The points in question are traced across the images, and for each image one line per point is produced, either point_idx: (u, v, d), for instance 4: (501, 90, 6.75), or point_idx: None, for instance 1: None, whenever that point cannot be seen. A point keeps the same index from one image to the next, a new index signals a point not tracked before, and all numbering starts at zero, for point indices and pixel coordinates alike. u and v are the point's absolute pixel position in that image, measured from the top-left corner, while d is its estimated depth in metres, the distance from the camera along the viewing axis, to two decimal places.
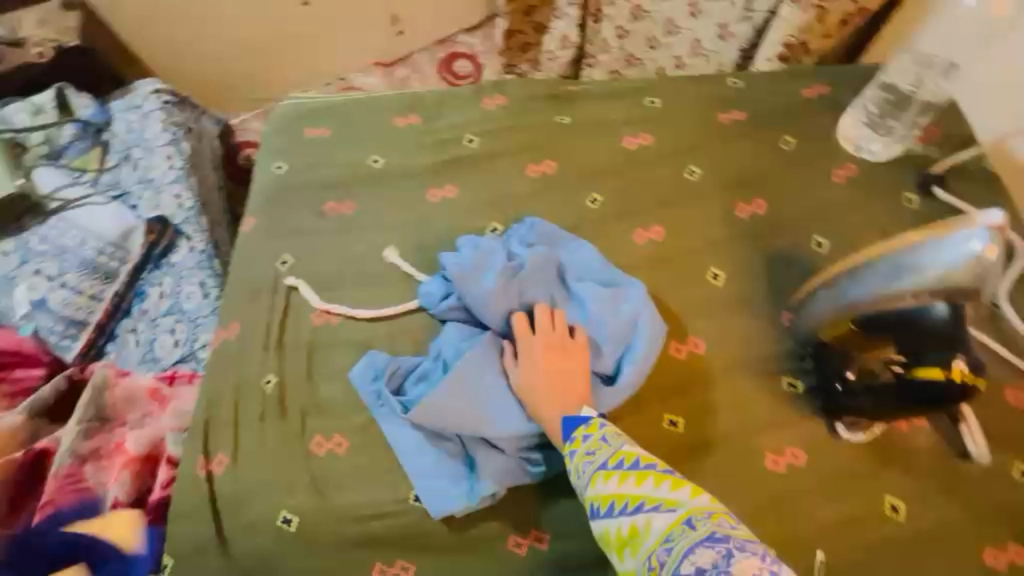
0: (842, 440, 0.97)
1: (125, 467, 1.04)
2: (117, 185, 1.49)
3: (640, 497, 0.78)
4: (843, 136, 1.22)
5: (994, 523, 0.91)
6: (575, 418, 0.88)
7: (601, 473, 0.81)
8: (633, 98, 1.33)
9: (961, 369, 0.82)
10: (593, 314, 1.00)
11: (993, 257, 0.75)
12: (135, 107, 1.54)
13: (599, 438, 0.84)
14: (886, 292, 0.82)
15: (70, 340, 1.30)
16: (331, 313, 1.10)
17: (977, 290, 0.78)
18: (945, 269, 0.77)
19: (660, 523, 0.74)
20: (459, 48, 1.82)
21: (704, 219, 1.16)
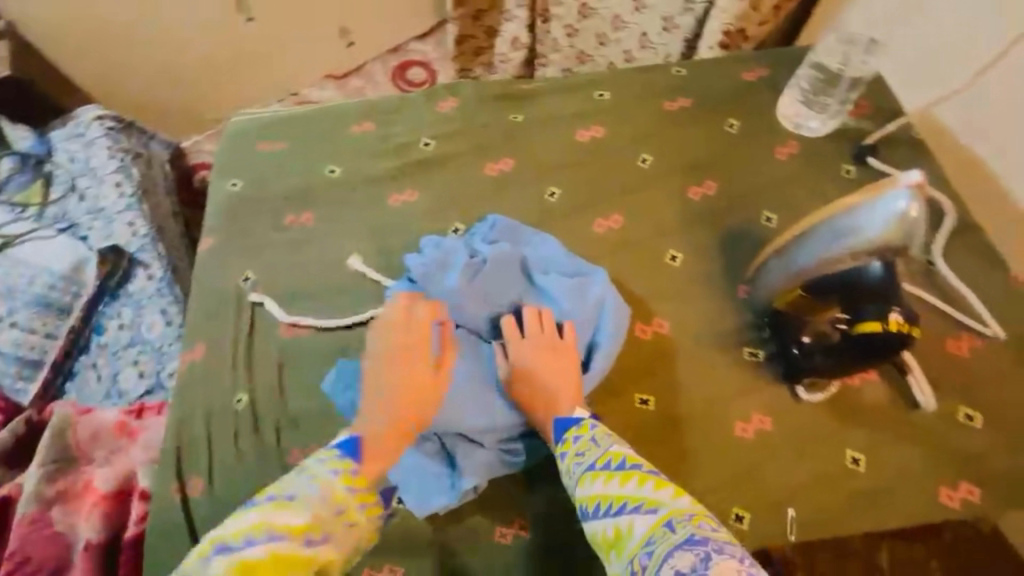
0: (813, 404, 0.78)
1: (96, 505, 0.89)
2: (65, 217, 1.33)
3: (624, 497, 0.63)
4: (782, 114, 1.01)
5: (950, 464, 0.74)
6: (568, 419, 0.72)
7: (588, 474, 0.66)
8: (583, 92, 1.05)
9: (896, 321, 0.67)
10: (572, 305, 0.81)
11: (915, 214, 0.64)
12: (77, 136, 1.38)
13: (589, 439, 0.69)
14: (828, 258, 0.68)
15: (25, 383, 1.18)
16: (299, 326, 0.87)
17: (906, 246, 0.66)
18: (876, 230, 0.66)
19: (643, 524, 0.60)
20: (413, 56, 1.79)
21: (664, 202, 0.94)
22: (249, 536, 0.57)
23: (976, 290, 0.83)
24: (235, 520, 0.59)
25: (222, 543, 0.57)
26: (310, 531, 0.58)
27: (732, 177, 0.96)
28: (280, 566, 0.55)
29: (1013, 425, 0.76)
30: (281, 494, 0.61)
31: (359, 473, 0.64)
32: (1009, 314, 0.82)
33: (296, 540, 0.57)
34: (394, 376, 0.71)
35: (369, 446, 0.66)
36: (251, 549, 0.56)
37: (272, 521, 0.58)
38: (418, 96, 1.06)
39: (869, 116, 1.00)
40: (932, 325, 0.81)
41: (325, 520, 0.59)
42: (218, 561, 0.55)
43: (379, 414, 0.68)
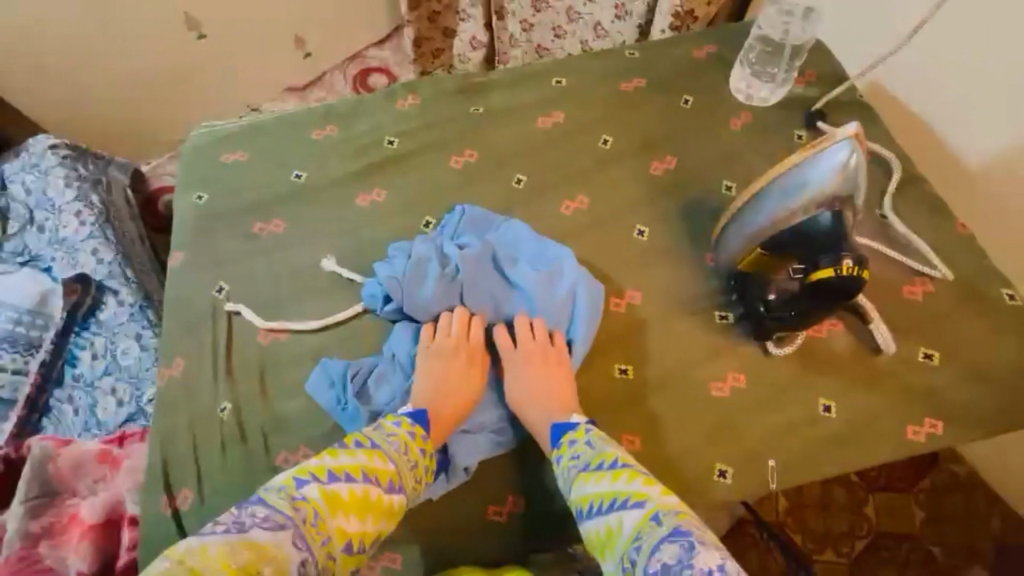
0: (782, 356, 0.81)
1: (83, 537, 0.88)
2: (25, 250, 1.33)
3: (614, 494, 0.68)
4: (735, 86, 1.04)
5: (914, 403, 0.79)
6: (565, 423, 0.76)
7: (583, 475, 0.71)
8: (539, 80, 1.07)
9: (848, 265, 0.68)
10: (550, 304, 0.84)
11: (856, 164, 0.69)
12: (32, 166, 1.35)
13: (584, 442, 0.73)
14: (782, 215, 0.73)
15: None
16: (279, 330, 0.87)
17: (851, 195, 0.71)
18: (823, 183, 0.70)
19: (632, 519, 0.65)
20: (372, 63, 1.71)
21: (627, 180, 0.96)
22: (345, 473, 0.68)
23: (925, 237, 0.88)
24: (332, 457, 0.70)
25: (319, 472, 0.68)
26: (393, 478, 0.70)
27: (690, 151, 0.99)
28: (365, 503, 0.67)
29: (968, 358, 0.81)
30: (370, 443, 0.72)
31: (428, 439, 0.76)
32: (958, 258, 0.86)
33: (381, 485, 0.69)
34: (439, 373, 0.80)
35: (436, 417, 0.78)
36: (348, 485, 0.68)
37: (365, 467, 0.69)
38: (379, 96, 1.07)
39: (817, 83, 1.03)
40: (886, 273, 0.85)
41: (405, 473, 0.72)
42: (315, 486, 0.66)
43: (433, 393, 0.79)
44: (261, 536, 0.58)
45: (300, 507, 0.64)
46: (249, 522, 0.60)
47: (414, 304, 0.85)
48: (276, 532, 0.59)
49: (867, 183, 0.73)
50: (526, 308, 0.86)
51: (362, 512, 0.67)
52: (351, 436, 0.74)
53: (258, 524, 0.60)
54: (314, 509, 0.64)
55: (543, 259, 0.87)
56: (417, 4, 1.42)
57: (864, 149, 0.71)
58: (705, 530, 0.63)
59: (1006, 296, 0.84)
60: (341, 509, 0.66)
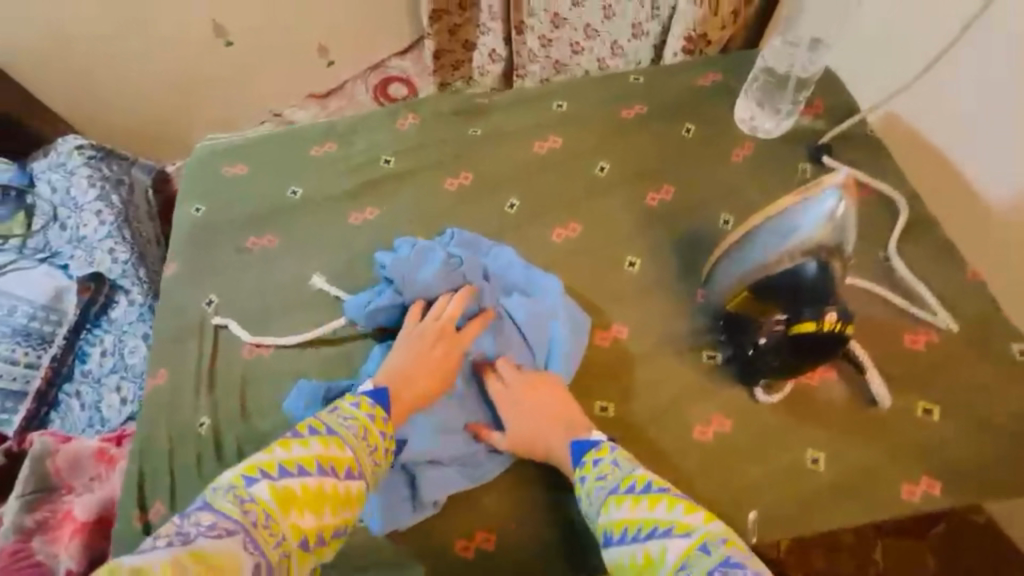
0: (770, 404, 0.78)
1: (76, 534, 0.89)
2: (46, 247, 1.35)
3: (653, 522, 0.63)
4: (739, 116, 1.01)
5: (908, 459, 0.74)
6: (586, 441, 0.73)
7: (613, 498, 0.67)
8: (539, 103, 1.06)
9: (831, 321, 0.67)
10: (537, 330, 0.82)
11: (843, 213, 0.68)
12: (59, 165, 1.40)
13: (610, 462, 0.70)
14: (765, 262, 0.71)
15: (8, 414, 1.19)
16: (264, 346, 0.87)
17: (839, 244, 0.69)
18: (809, 230, 0.69)
19: (677, 548, 0.61)
20: (392, 72, 1.68)
21: (620, 209, 0.95)
22: (298, 466, 0.64)
23: (930, 282, 0.84)
24: (283, 449, 0.65)
25: (270, 467, 0.63)
26: (350, 465, 0.67)
27: (688, 182, 0.96)
28: (321, 496, 0.63)
29: (972, 414, 0.76)
30: (325, 430, 0.68)
31: (388, 421, 0.73)
32: (964, 307, 0.82)
33: (338, 474, 0.65)
34: (419, 361, 0.77)
35: (398, 397, 0.75)
36: (301, 479, 0.63)
37: (320, 456, 0.65)
38: (379, 115, 1.07)
39: (824, 116, 1.00)
40: (885, 320, 0.82)
41: (363, 459, 0.68)
42: (267, 485, 0.61)
43: (404, 378, 0.76)
44: (206, 544, 0.52)
45: (249, 511, 0.58)
46: (194, 531, 0.54)
47: (413, 294, 0.84)
48: (228, 541, 0.54)
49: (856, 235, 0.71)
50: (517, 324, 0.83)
51: (318, 505, 0.63)
52: (304, 423, 0.69)
53: (203, 533, 0.54)
54: (265, 511, 0.59)
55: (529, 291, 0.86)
56: (438, 17, 1.45)
57: (854, 198, 0.70)
58: (753, 559, 0.59)
59: (1017, 350, 0.79)
60: (295, 507, 0.61)
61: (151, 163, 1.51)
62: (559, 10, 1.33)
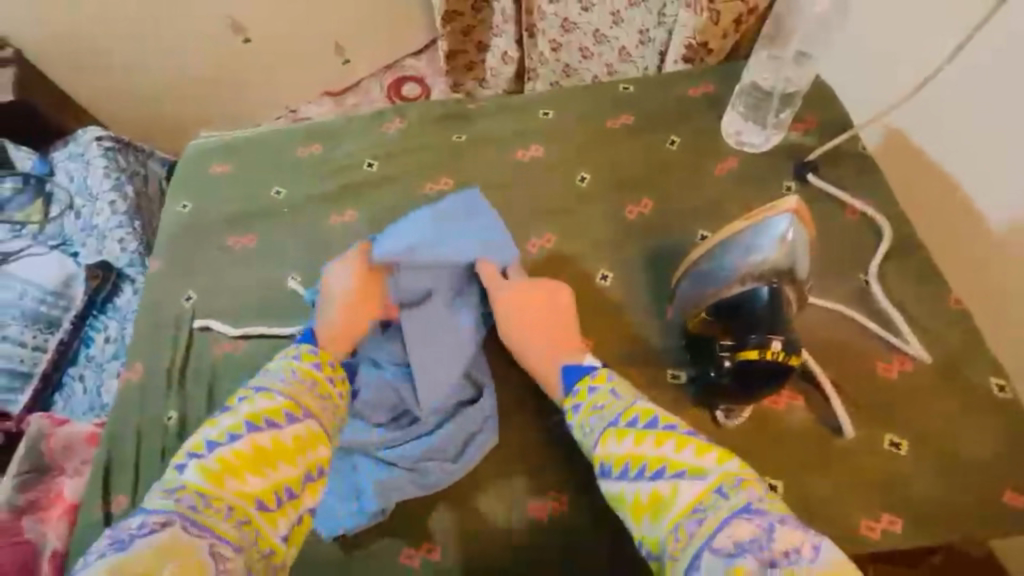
0: (731, 428, 0.76)
1: (64, 515, 0.93)
2: (62, 235, 1.38)
3: (661, 462, 0.63)
4: (727, 129, 0.99)
5: (868, 493, 0.72)
6: (581, 368, 0.77)
7: (615, 431, 0.68)
8: (526, 110, 1.05)
9: (775, 349, 0.65)
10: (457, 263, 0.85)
11: (797, 236, 0.68)
12: (77, 155, 1.42)
13: (607, 391, 0.72)
14: (715, 289, 0.70)
15: (14, 393, 1.21)
16: (233, 344, 0.89)
17: (791, 269, 0.69)
18: (761, 255, 0.68)
19: (690, 491, 0.60)
20: (407, 72, 1.71)
21: (598, 221, 0.93)
22: (227, 435, 0.63)
23: (910, 310, 0.81)
24: (210, 427, 0.64)
25: (197, 447, 0.62)
26: (291, 411, 0.68)
27: (670, 195, 0.94)
28: (263, 455, 0.63)
29: (941, 451, 0.73)
30: (253, 392, 0.69)
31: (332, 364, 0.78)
32: (943, 339, 0.79)
33: (278, 424, 0.66)
34: (348, 306, 0.81)
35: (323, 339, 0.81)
36: (231, 446, 0.62)
37: (251, 417, 0.65)
38: (367, 117, 1.08)
39: (815, 133, 0.97)
40: (858, 347, 0.79)
41: (301, 400, 0.70)
42: (198, 466, 0.60)
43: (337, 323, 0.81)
44: (148, 543, 0.51)
45: (183, 497, 0.57)
46: (128, 536, 0.52)
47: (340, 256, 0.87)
48: (169, 529, 0.52)
49: (810, 258, 0.71)
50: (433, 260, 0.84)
51: (266, 463, 0.63)
52: (234, 397, 0.69)
53: (138, 534, 0.52)
54: (201, 492, 0.58)
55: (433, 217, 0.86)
56: (451, 18, 1.45)
57: (806, 221, 0.70)
58: (771, 501, 0.57)
59: (996, 387, 0.76)
60: (236, 474, 0.60)
61: (166, 157, 1.58)
62: (569, 14, 1.32)
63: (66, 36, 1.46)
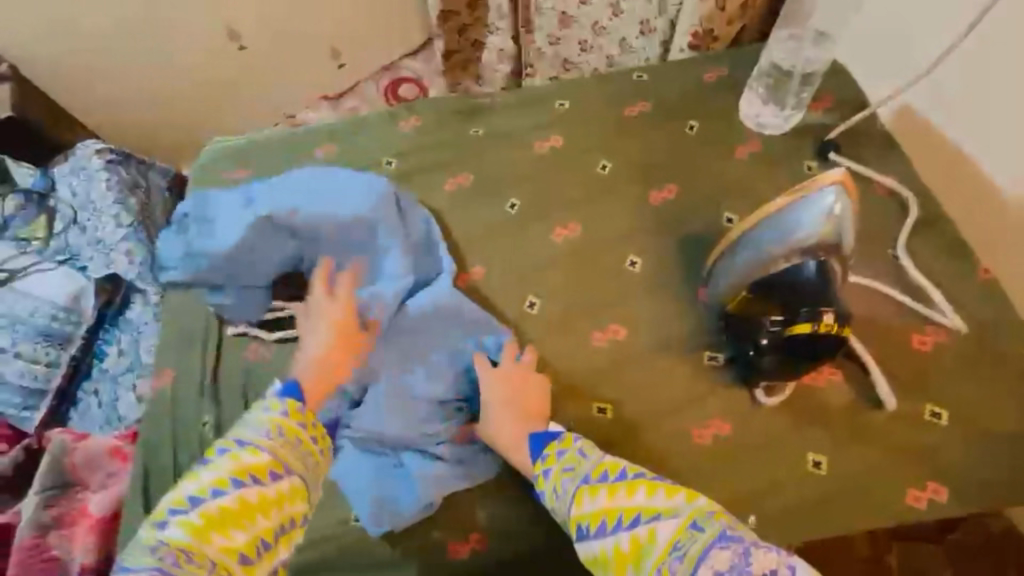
0: (770, 406, 0.76)
1: (90, 530, 0.91)
2: (67, 249, 1.33)
3: (635, 509, 0.59)
4: (746, 112, 0.99)
5: (913, 465, 0.73)
6: (547, 435, 0.70)
7: (586, 489, 0.62)
8: (540, 102, 1.05)
9: (828, 322, 0.68)
10: (344, 236, 0.88)
11: (845, 213, 0.69)
12: (79, 169, 1.37)
13: (576, 451, 0.67)
14: (761, 263, 0.71)
15: (30, 411, 1.20)
16: (266, 345, 0.89)
17: (840, 244, 0.70)
18: (809, 233, 0.69)
19: (667, 531, 0.56)
20: (404, 73, 1.56)
21: (623, 209, 0.93)
22: (211, 491, 0.56)
23: (940, 284, 0.81)
24: (190, 480, 0.57)
25: (178, 503, 0.55)
26: (275, 467, 0.59)
27: (692, 180, 0.94)
28: (246, 511, 0.56)
29: (981, 418, 0.74)
30: (237, 444, 0.60)
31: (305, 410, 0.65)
32: (974, 308, 0.80)
33: (263, 481, 0.58)
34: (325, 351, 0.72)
35: (308, 389, 0.68)
36: (218, 501, 0.56)
37: (236, 472, 0.57)
38: (380, 114, 1.07)
39: (833, 112, 0.98)
40: (891, 321, 0.80)
41: (286, 455, 0.61)
42: (180, 522, 0.54)
43: (317, 377, 0.70)
44: None
45: (164, 556, 0.51)
46: None
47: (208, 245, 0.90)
48: None
49: (854, 233, 0.71)
50: (295, 230, 0.88)
51: (247, 518, 0.56)
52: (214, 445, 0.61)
53: None
54: (183, 551, 0.52)
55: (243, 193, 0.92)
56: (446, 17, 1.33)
57: (851, 193, 0.70)
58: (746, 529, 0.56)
59: None
60: (219, 532, 0.54)
61: (166, 166, 1.51)
62: (567, 8, 1.28)
63: (64, 48, 1.44)
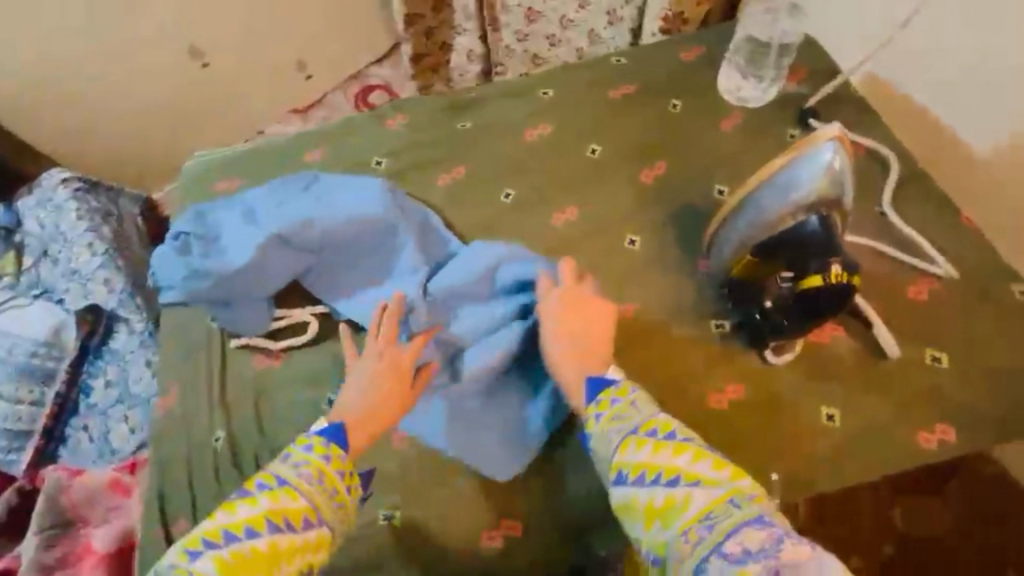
0: (782, 365, 0.78)
1: (96, 566, 0.87)
2: (40, 282, 1.26)
3: (677, 471, 0.60)
4: (725, 87, 1.02)
5: (921, 408, 0.75)
6: (602, 378, 0.70)
7: (633, 440, 0.63)
8: (522, 93, 1.06)
9: (838, 272, 0.70)
10: (360, 241, 0.89)
11: (841, 167, 0.72)
12: (45, 201, 1.28)
13: (629, 403, 0.67)
14: (767, 223, 0.74)
15: (17, 454, 1.14)
16: (271, 355, 0.87)
17: (839, 198, 0.73)
18: (807, 189, 0.72)
19: (704, 499, 0.57)
20: (373, 81, 1.64)
21: (617, 190, 0.94)
22: (245, 528, 0.57)
23: (926, 236, 0.85)
24: (227, 513, 0.58)
25: (213, 535, 0.56)
26: (309, 515, 0.60)
27: (680, 156, 0.96)
28: (276, 555, 0.56)
29: (977, 358, 0.78)
30: (278, 482, 0.61)
31: (347, 460, 0.65)
32: (959, 255, 0.83)
33: (296, 527, 0.58)
34: (375, 386, 0.70)
35: (353, 427, 0.67)
36: (250, 542, 0.56)
37: (271, 513, 0.58)
38: (365, 117, 1.07)
39: (808, 81, 1.01)
40: (885, 274, 0.83)
41: (323, 505, 0.61)
42: (212, 557, 0.55)
43: (366, 414, 0.68)
44: None
45: None
46: None
47: (212, 258, 0.88)
48: None
49: (853, 189, 0.75)
50: (298, 239, 0.87)
51: (273, 564, 0.56)
52: (254, 478, 0.62)
53: None
54: None
55: (247, 209, 0.91)
56: (411, 20, 1.35)
57: (849, 151, 0.73)
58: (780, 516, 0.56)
59: (1016, 292, 0.81)
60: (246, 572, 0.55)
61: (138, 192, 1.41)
62: (534, 5, 1.29)
63: None
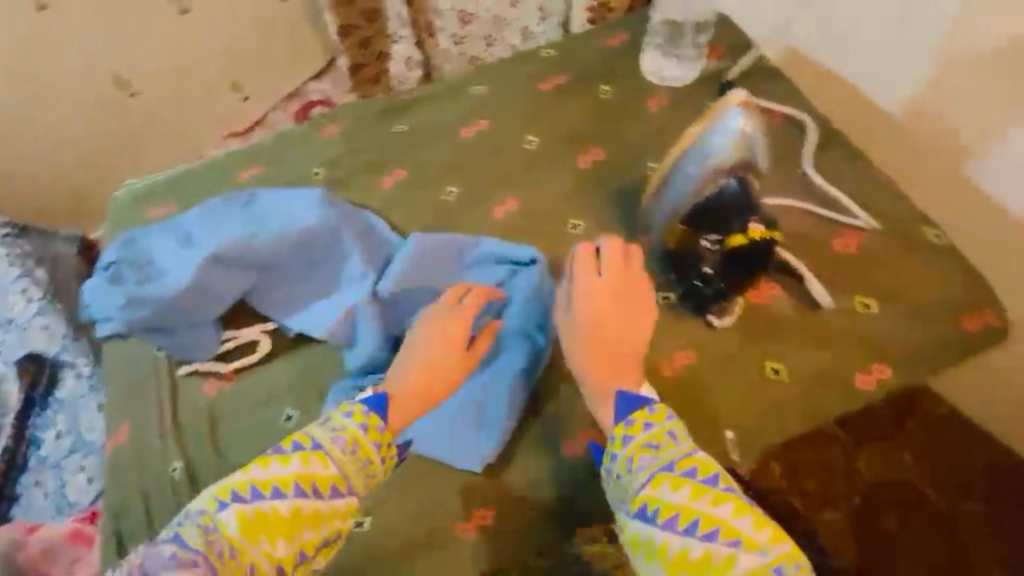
0: (727, 327, 0.81)
1: None
2: None
3: (715, 523, 0.54)
4: (648, 70, 1.05)
5: (858, 353, 0.80)
6: (636, 396, 0.63)
7: (665, 478, 0.57)
8: (457, 92, 1.07)
9: (758, 230, 0.76)
10: (308, 249, 0.88)
11: (750, 131, 0.76)
12: None
13: (665, 433, 0.61)
14: (693, 191, 0.78)
15: None
16: (223, 377, 0.85)
17: (752, 161, 0.77)
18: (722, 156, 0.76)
19: (747, 563, 0.52)
20: (312, 97, 1.54)
21: (556, 178, 0.96)
22: (273, 487, 0.58)
23: (846, 193, 0.90)
24: (260, 468, 0.58)
25: (241, 488, 0.57)
26: (337, 483, 0.59)
27: (614, 140, 0.99)
28: (299, 518, 0.57)
29: (903, 300, 0.83)
30: (311, 445, 0.60)
31: (385, 432, 0.63)
32: (877, 207, 0.89)
33: (322, 494, 0.58)
34: (418, 367, 0.69)
35: (395, 406, 0.66)
36: (273, 502, 0.57)
37: (301, 477, 0.58)
38: (300, 129, 1.06)
39: (727, 57, 1.05)
40: (812, 232, 0.87)
41: (353, 475, 0.60)
42: (235, 511, 0.56)
43: (411, 394, 0.67)
44: None
45: (214, 541, 0.54)
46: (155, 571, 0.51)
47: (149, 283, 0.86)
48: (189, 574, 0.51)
49: (767, 149, 0.79)
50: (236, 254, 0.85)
51: (293, 529, 0.57)
52: (290, 439, 0.61)
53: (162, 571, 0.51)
54: (231, 544, 0.55)
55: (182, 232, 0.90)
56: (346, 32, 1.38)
57: (755, 114, 0.77)
58: None
59: (932, 237, 0.87)
60: (265, 532, 0.56)
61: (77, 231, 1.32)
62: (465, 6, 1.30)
63: None
